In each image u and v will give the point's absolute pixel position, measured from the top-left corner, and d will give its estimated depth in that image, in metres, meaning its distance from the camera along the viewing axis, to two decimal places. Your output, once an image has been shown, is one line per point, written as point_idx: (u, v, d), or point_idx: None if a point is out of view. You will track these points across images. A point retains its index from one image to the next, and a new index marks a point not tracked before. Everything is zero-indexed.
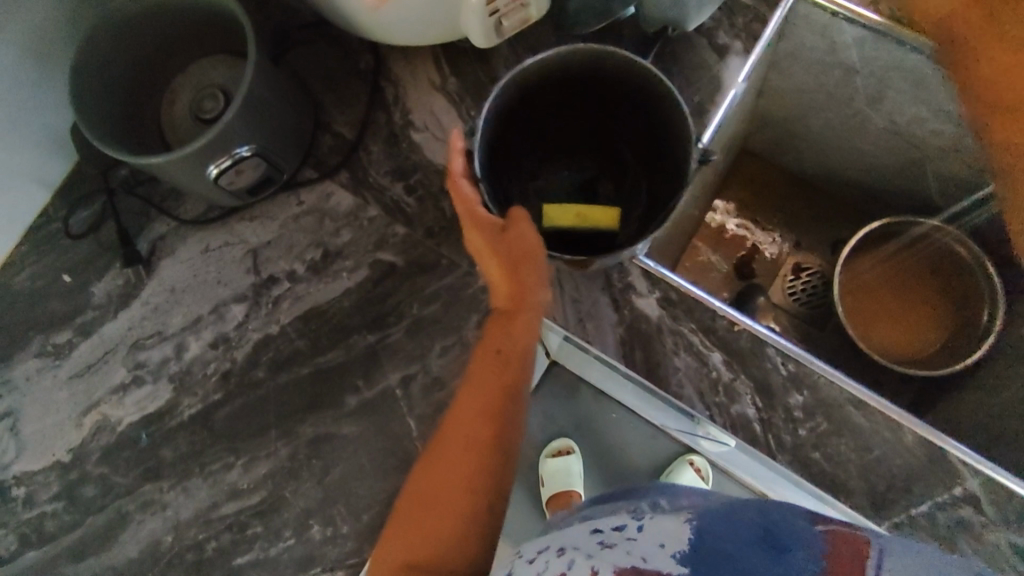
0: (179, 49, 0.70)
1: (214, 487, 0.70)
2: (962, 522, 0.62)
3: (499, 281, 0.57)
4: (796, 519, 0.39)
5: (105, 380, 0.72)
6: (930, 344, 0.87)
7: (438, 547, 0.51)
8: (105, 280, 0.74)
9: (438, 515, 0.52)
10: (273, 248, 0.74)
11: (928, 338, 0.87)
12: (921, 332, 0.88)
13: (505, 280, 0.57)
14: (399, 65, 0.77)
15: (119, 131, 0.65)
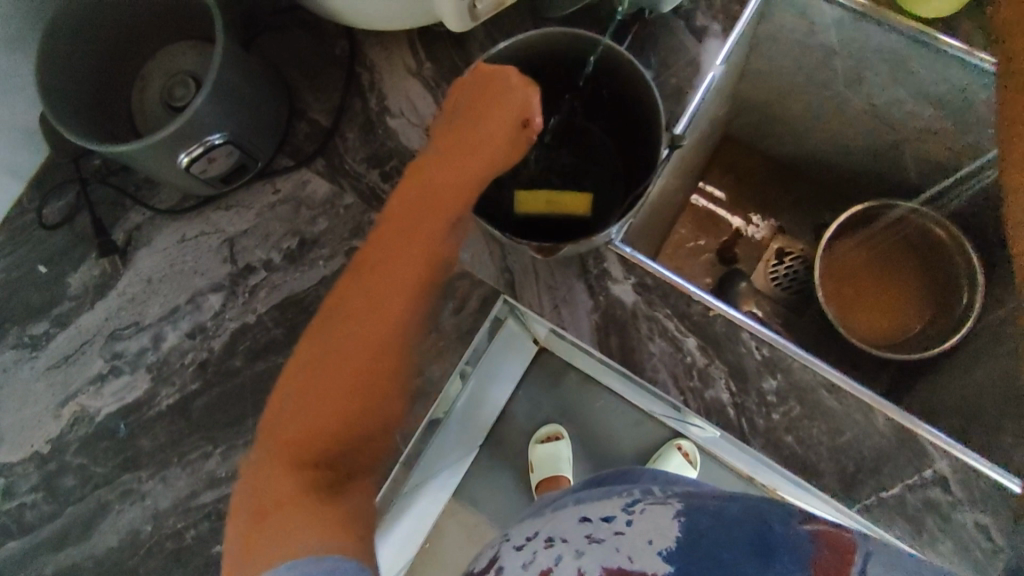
0: (148, 35, 0.69)
1: (192, 476, 0.70)
2: (933, 504, 0.62)
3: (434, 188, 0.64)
4: (787, 521, 0.42)
5: (83, 371, 0.72)
6: (913, 326, 0.88)
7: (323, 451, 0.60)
8: (80, 271, 0.74)
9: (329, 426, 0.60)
10: (249, 237, 0.74)
11: (908, 319, 0.89)
12: (901, 313, 0.90)
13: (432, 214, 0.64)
14: (375, 50, 0.76)
15: (87, 120, 0.65)
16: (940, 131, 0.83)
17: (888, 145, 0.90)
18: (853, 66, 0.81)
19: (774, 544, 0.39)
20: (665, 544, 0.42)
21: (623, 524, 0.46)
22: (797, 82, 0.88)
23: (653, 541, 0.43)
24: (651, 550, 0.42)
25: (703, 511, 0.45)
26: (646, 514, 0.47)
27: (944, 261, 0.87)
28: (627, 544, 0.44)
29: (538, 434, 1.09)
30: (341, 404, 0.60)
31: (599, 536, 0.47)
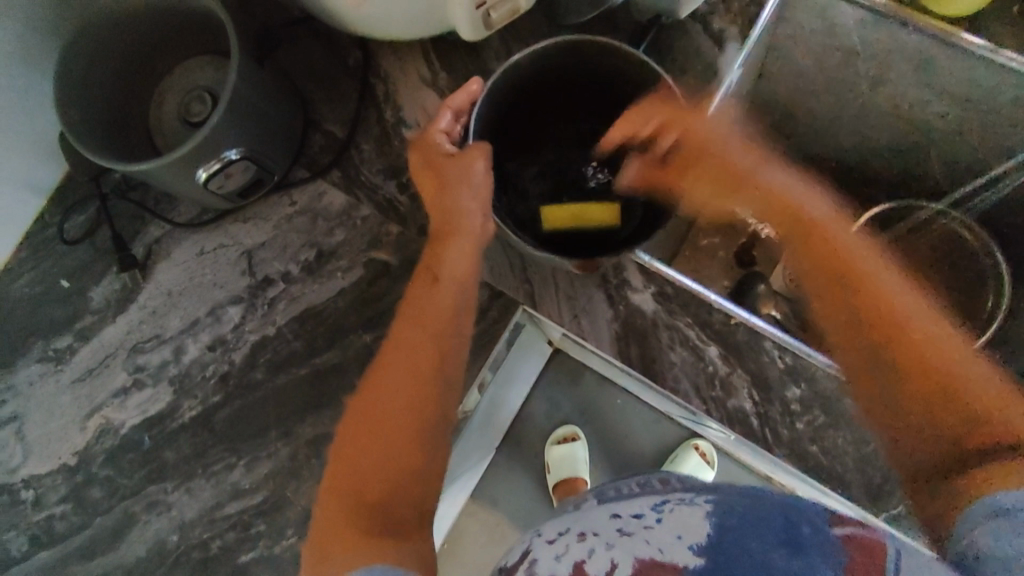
0: (165, 52, 0.70)
1: (217, 487, 0.71)
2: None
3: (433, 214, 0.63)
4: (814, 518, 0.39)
5: (106, 384, 0.73)
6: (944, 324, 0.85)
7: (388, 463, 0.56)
8: (102, 285, 0.75)
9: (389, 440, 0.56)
10: (267, 249, 0.75)
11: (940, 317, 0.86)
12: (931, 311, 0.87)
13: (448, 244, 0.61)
14: (389, 61, 0.76)
15: (106, 137, 0.65)
16: (967, 131, 0.79)
17: (911, 147, 0.85)
18: (876, 65, 0.78)
19: (805, 548, 0.37)
20: (697, 539, 0.39)
21: (652, 520, 0.42)
22: (815, 84, 0.85)
23: (681, 536, 0.40)
24: (681, 545, 0.39)
25: (727, 505, 0.41)
26: (674, 513, 0.42)
27: (969, 261, 0.85)
28: (657, 538, 0.41)
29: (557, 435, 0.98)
30: (385, 446, 0.56)
31: (631, 529, 0.42)
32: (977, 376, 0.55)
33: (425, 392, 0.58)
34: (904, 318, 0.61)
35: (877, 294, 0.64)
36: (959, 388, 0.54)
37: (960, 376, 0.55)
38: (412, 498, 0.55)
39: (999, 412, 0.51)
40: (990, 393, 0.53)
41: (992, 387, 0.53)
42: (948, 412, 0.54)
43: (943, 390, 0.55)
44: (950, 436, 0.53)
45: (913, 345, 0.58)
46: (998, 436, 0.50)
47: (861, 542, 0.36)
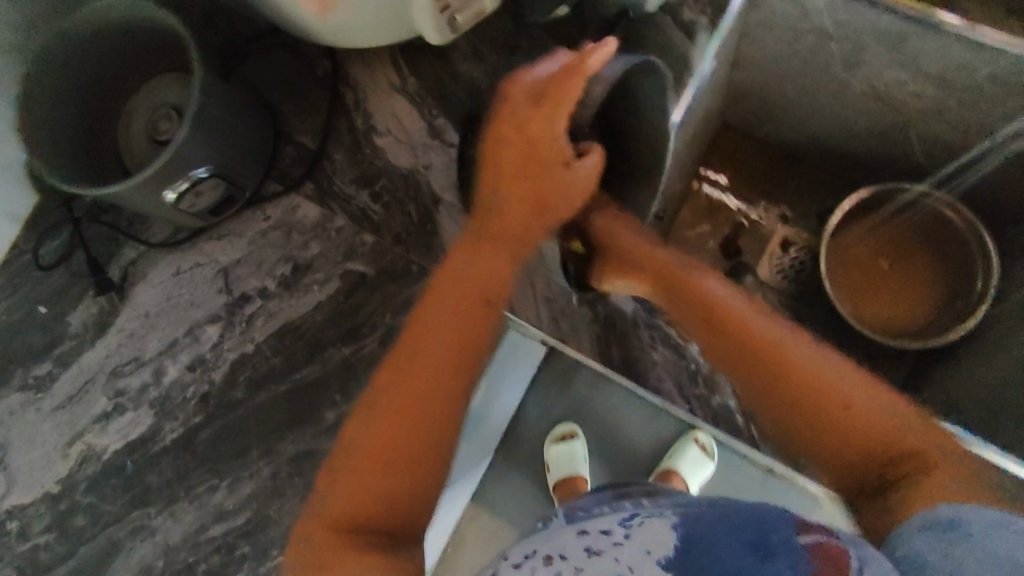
0: (130, 71, 0.69)
1: (201, 510, 0.70)
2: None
3: (516, 208, 0.59)
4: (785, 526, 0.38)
5: (86, 410, 0.72)
6: (930, 303, 0.88)
7: (405, 469, 0.48)
8: (79, 310, 0.74)
9: (407, 435, 0.48)
10: (243, 266, 0.74)
11: (924, 297, 0.89)
12: (916, 291, 0.89)
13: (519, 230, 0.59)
14: (358, 69, 0.75)
15: (74, 160, 0.64)
16: (946, 109, 0.78)
17: (892, 127, 0.85)
18: (852, 46, 0.76)
19: (772, 552, 0.36)
20: (665, 552, 0.38)
21: (621, 537, 0.41)
22: (793, 68, 0.83)
23: (650, 551, 0.39)
24: (650, 561, 0.38)
25: (693, 517, 0.41)
26: (644, 526, 0.42)
27: (955, 238, 0.85)
28: (625, 554, 0.39)
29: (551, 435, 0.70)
30: (398, 454, 0.48)
31: (598, 547, 0.41)
32: (881, 411, 0.49)
33: (441, 387, 0.51)
34: (795, 363, 0.52)
35: (737, 312, 0.57)
36: (861, 418, 0.49)
37: (867, 410, 0.49)
38: (413, 516, 0.48)
39: (908, 462, 0.45)
40: (889, 420, 0.48)
41: (877, 406, 0.49)
42: (817, 438, 0.50)
43: (829, 418, 0.50)
44: (882, 464, 0.47)
45: (792, 379, 0.52)
46: (912, 477, 0.44)
47: (826, 549, 0.36)
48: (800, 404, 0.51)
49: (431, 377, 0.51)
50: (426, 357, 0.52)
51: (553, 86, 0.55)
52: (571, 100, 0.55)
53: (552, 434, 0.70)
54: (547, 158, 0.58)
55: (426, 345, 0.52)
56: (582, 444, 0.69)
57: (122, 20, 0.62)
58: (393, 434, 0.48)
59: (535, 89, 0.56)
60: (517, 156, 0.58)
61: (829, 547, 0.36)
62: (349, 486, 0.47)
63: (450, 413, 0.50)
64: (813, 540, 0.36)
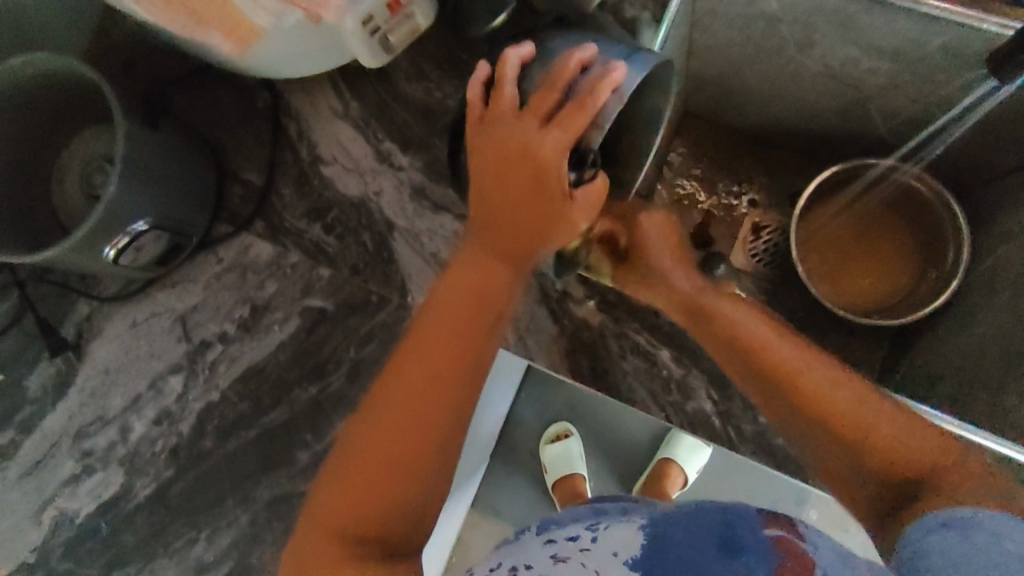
0: (57, 126, 0.67)
1: (181, 564, 0.69)
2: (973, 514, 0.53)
3: (498, 210, 0.54)
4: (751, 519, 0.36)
5: (55, 475, 0.71)
6: (908, 267, 0.85)
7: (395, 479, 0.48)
8: (37, 372, 0.72)
9: (400, 440, 0.49)
10: (200, 312, 0.72)
11: (901, 263, 0.86)
12: (893, 259, 0.86)
13: (505, 240, 0.54)
14: (298, 97, 0.73)
15: (8, 227, 0.62)
16: (902, 84, 0.74)
17: (850, 104, 0.81)
18: (801, 30, 0.71)
19: (742, 547, 0.34)
20: (632, 552, 0.35)
21: (588, 541, 0.38)
22: (747, 53, 0.78)
23: (617, 551, 0.36)
24: (617, 561, 0.35)
25: (655, 521, 0.38)
26: (610, 529, 0.39)
27: (926, 208, 0.82)
28: (594, 557, 0.36)
29: (545, 435, 0.77)
30: (386, 467, 0.48)
31: (565, 554, 0.38)
32: (909, 443, 0.49)
33: (438, 401, 0.50)
34: (828, 400, 0.52)
35: (765, 341, 0.55)
36: (873, 437, 0.50)
37: (904, 455, 0.49)
38: (397, 532, 0.48)
39: (947, 485, 0.46)
40: (906, 441, 0.50)
41: (891, 431, 0.50)
42: (846, 446, 0.51)
43: (841, 435, 0.51)
44: (892, 487, 0.49)
45: (824, 410, 0.52)
46: (901, 507, 0.47)
47: (792, 546, 0.34)
48: (818, 405, 0.52)
49: (422, 386, 0.50)
50: (425, 362, 0.51)
51: (566, 108, 0.51)
52: (583, 120, 0.51)
53: (546, 433, 0.77)
54: (552, 180, 0.52)
55: (419, 355, 0.51)
56: (576, 441, 0.75)
57: (42, 77, 0.60)
58: (384, 438, 0.49)
59: (534, 101, 0.53)
60: (522, 173, 0.53)
61: (792, 543, 0.35)
62: (337, 492, 0.48)
63: (435, 434, 0.49)
64: (777, 533, 0.35)
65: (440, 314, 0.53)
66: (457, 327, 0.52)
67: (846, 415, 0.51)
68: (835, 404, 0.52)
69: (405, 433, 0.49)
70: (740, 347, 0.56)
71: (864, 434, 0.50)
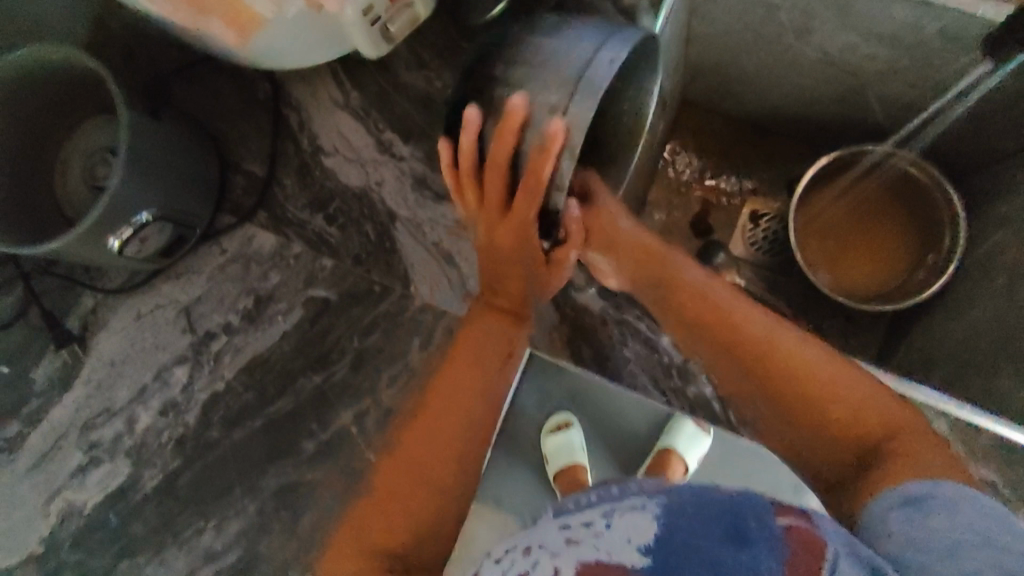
0: (60, 118, 0.67)
1: (190, 553, 0.69)
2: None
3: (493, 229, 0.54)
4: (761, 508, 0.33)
5: (63, 466, 0.71)
6: (907, 253, 0.85)
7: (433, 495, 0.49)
8: (43, 365, 0.72)
9: (440, 452, 0.51)
10: (204, 303, 0.72)
11: (899, 249, 0.86)
12: (890, 244, 0.86)
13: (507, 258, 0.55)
14: (298, 89, 0.73)
15: (13, 219, 0.63)
16: (901, 70, 0.74)
17: (848, 91, 0.81)
18: (800, 15, 0.71)
19: (749, 534, 0.32)
20: (645, 539, 0.33)
21: (602, 526, 0.35)
22: (745, 41, 0.78)
23: (629, 538, 0.33)
24: (628, 547, 0.33)
25: (671, 497, 0.35)
26: (624, 510, 0.36)
27: (924, 194, 0.82)
28: (602, 544, 0.34)
29: (545, 426, 0.73)
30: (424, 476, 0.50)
31: (578, 538, 0.35)
32: (859, 391, 0.47)
33: (479, 412, 0.53)
34: (796, 367, 0.48)
35: (725, 310, 0.52)
36: (813, 383, 0.47)
37: (869, 415, 0.45)
38: (432, 549, 0.48)
39: (897, 452, 0.42)
40: (872, 413, 0.45)
41: (873, 410, 0.46)
42: (809, 425, 0.47)
43: (806, 410, 0.47)
44: (858, 447, 0.45)
45: (792, 383, 0.48)
46: (871, 459, 0.43)
47: (803, 535, 0.32)
48: (755, 359, 0.49)
49: (464, 398, 0.53)
50: (464, 372, 0.55)
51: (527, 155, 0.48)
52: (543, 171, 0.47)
53: (547, 425, 0.73)
54: (516, 205, 0.51)
55: (446, 375, 0.54)
56: (577, 432, 0.72)
57: (44, 68, 0.60)
58: (426, 452, 0.50)
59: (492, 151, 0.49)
60: (491, 195, 0.52)
61: (802, 531, 0.32)
62: (378, 512, 0.48)
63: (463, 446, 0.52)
64: (789, 522, 0.32)
65: (475, 337, 0.57)
66: (495, 343, 0.57)
67: (780, 359, 0.49)
68: (774, 351, 0.49)
69: (446, 446, 0.51)
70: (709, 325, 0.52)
71: (804, 379, 0.47)
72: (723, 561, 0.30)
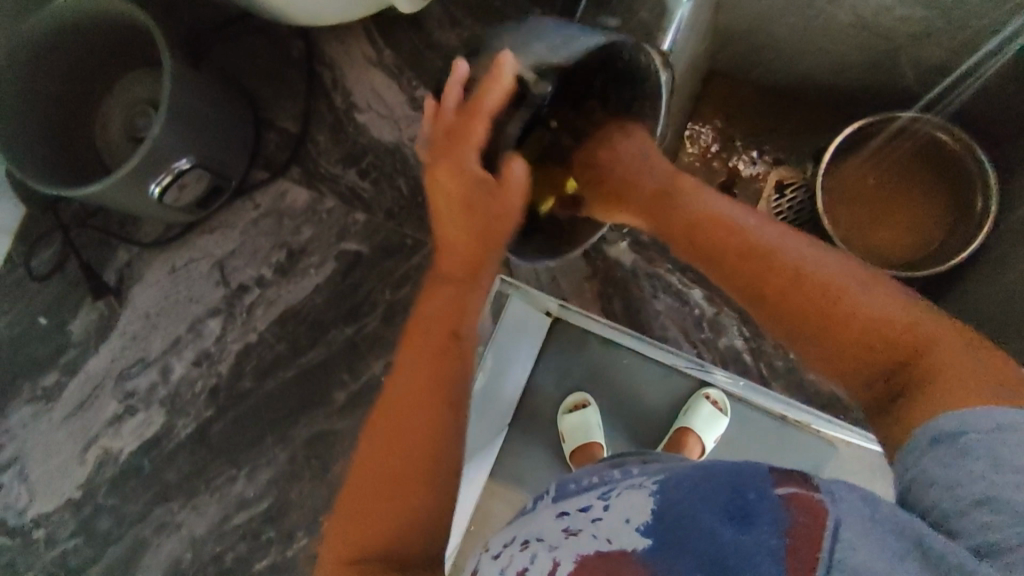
0: (101, 70, 0.68)
1: (222, 500, 0.71)
2: None
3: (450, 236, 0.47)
4: (765, 479, 0.29)
5: (99, 415, 0.73)
6: (939, 214, 0.84)
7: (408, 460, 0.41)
8: (80, 316, 0.73)
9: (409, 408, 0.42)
10: (237, 257, 0.73)
11: (930, 214, 0.84)
12: (922, 212, 0.85)
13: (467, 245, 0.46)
14: (332, 46, 0.74)
15: (54, 165, 0.64)
16: (935, 32, 0.73)
17: (882, 55, 0.79)
18: None
19: (747, 506, 0.29)
20: (643, 518, 0.31)
21: (599, 509, 0.34)
22: (774, 8, 0.77)
23: (628, 517, 0.32)
24: (628, 529, 0.31)
25: (675, 475, 0.34)
26: (624, 493, 0.34)
27: (953, 158, 0.81)
28: (604, 528, 0.32)
29: (564, 405, 0.70)
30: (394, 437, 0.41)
31: (576, 526, 0.34)
32: (879, 311, 0.38)
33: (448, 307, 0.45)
34: (802, 287, 0.41)
35: (747, 238, 0.45)
36: (798, 275, 0.41)
37: (935, 333, 0.36)
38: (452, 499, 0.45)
39: (927, 368, 0.34)
40: (880, 319, 0.37)
41: (871, 307, 0.38)
42: (837, 361, 0.39)
43: (818, 324, 0.39)
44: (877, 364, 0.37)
45: (830, 318, 0.39)
46: (903, 387, 0.34)
47: (805, 501, 0.28)
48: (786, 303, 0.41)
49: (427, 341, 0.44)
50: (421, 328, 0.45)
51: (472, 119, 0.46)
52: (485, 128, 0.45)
53: (564, 404, 0.70)
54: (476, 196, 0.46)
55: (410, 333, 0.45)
56: (594, 412, 0.68)
57: (92, 17, 0.62)
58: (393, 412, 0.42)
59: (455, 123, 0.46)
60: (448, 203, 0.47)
61: (807, 499, 0.28)
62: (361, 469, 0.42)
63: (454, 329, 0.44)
64: (790, 491, 0.28)
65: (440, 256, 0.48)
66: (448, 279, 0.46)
67: (779, 274, 0.42)
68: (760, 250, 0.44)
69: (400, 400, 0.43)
70: (741, 266, 0.44)
71: (770, 283, 0.42)
72: (716, 538, 0.28)
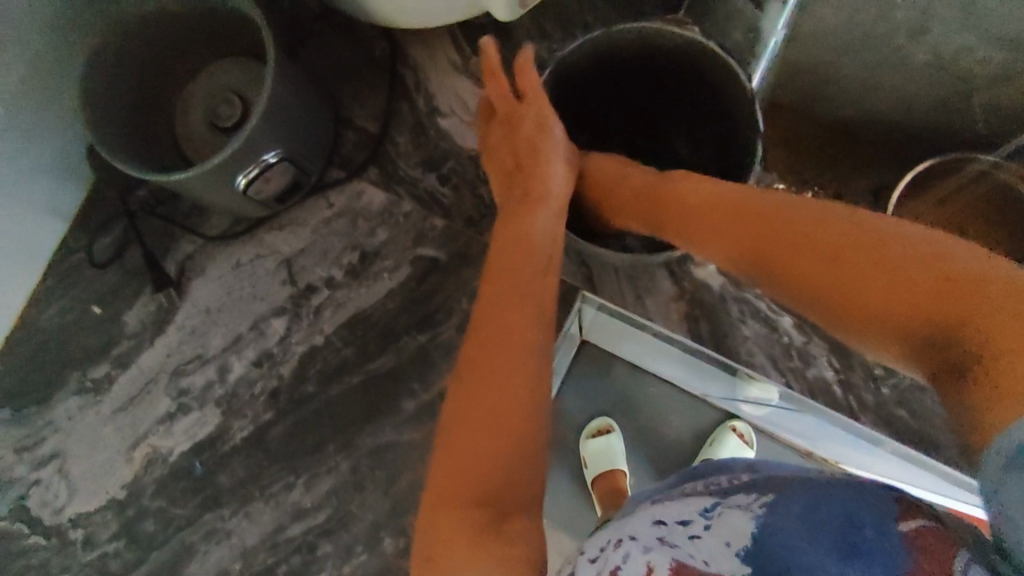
0: (188, 57, 0.67)
1: (278, 509, 0.67)
2: None
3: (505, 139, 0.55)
4: (879, 507, 0.28)
5: (150, 411, 0.69)
6: None
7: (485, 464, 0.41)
8: (137, 308, 0.71)
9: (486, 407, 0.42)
10: (307, 256, 0.71)
11: None
12: None
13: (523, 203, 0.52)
14: (417, 49, 0.73)
15: (136, 152, 0.62)
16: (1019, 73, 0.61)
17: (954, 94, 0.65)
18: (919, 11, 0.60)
19: (862, 544, 0.27)
20: (745, 543, 0.30)
21: (699, 529, 0.33)
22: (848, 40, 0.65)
23: (729, 541, 0.31)
24: (726, 553, 0.30)
25: (782, 498, 0.31)
26: (723, 511, 0.33)
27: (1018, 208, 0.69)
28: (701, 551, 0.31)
29: (586, 430, 0.70)
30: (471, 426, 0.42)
31: (673, 542, 0.33)
32: (905, 259, 0.33)
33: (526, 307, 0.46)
34: (814, 250, 0.37)
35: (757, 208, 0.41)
36: (811, 237, 0.37)
37: (992, 284, 0.30)
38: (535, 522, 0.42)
39: (987, 343, 0.29)
40: (910, 272, 0.33)
41: (894, 257, 0.34)
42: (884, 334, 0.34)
43: (841, 294, 0.35)
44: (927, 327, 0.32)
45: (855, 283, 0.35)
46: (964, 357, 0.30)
47: (931, 537, 0.26)
48: (809, 271, 0.37)
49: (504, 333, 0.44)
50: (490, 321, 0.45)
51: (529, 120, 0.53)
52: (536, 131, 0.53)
53: (587, 429, 0.70)
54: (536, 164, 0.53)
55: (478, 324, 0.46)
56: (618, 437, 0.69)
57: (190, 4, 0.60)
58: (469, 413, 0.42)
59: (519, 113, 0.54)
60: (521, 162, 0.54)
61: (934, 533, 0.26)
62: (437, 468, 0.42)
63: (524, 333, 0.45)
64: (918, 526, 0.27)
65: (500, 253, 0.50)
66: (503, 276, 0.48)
67: (792, 244, 0.38)
68: (777, 215, 0.39)
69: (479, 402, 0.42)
70: (756, 240, 0.40)
71: (783, 256, 0.38)
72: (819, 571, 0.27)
